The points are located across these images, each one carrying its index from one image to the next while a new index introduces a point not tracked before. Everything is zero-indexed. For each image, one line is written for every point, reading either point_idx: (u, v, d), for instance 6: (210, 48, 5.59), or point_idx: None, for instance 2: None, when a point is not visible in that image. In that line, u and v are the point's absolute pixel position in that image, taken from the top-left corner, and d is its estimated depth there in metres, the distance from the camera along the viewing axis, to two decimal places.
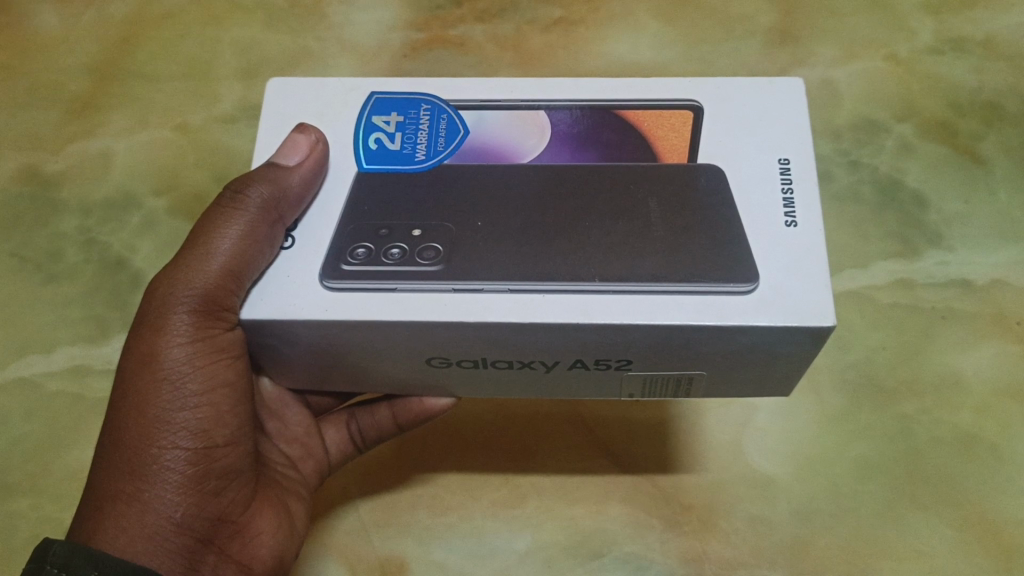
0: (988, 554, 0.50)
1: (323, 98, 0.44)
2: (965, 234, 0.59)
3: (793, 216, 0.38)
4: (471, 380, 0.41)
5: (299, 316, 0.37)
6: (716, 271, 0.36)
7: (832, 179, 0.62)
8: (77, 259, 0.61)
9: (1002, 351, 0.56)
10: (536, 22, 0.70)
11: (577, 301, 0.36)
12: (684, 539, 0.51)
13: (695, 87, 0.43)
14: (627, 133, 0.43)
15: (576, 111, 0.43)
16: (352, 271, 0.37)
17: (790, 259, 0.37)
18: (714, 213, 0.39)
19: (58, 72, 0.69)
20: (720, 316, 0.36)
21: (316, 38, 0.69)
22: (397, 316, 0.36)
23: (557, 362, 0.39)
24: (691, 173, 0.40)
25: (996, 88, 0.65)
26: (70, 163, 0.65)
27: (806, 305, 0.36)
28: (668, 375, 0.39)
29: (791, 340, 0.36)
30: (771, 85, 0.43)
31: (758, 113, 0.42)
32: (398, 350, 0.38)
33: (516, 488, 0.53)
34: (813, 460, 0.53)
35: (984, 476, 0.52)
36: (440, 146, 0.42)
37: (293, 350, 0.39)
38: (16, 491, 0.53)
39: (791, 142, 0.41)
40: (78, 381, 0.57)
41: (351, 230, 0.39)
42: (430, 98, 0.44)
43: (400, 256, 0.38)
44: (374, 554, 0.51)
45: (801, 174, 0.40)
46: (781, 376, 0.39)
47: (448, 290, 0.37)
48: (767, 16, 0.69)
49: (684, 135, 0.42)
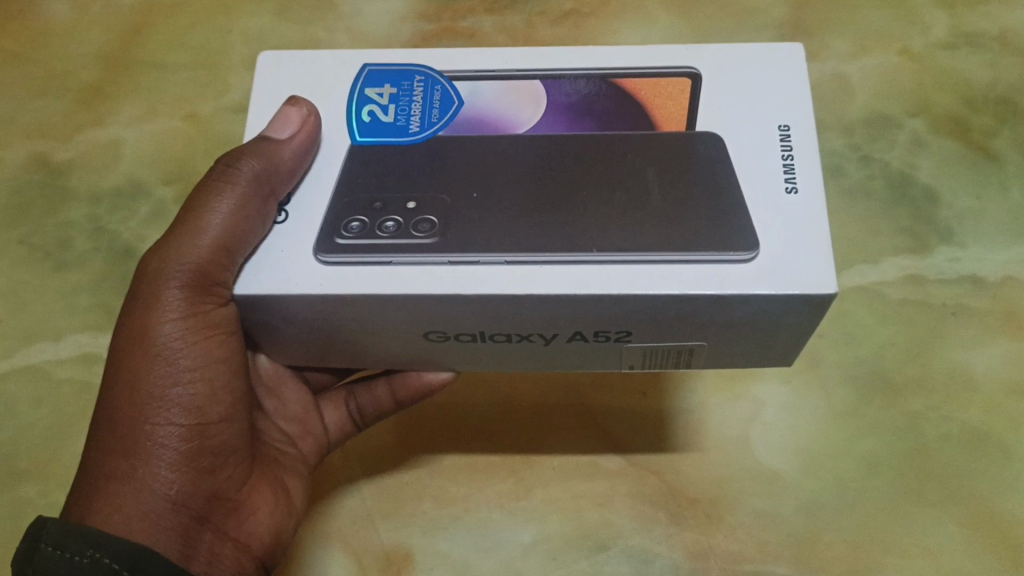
0: (995, 552, 0.49)
1: (320, 73, 0.43)
2: (977, 231, 0.59)
3: (793, 182, 0.38)
4: (470, 354, 0.41)
5: (295, 289, 0.37)
6: (715, 239, 0.36)
7: (843, 174, 0.62)
8: (87, 247, 0.61)
9: (1012, 349, 0.55)
10: (547, 13, 0.69)
11: (577, 272, 0.36)
12: (690, 532, 0.51)
13: (693, 52, 0.42)
14: (624, 102, 0.43)
15: (579, 82, 0.43)
16: (345, 245, 0.37)
17: (790, 228, 0.37)
18: (712, 184, 0.39)
19: (69, 60, 0.69)
20: (718, 286, 0.35)
21: (326, 29, 0.69)
22: (394, 288, 0.36)
23: (555, 335, 0.39)
24: (690, 142, 0.40)
25: (1010, 83, 0.65)
26: (80, 151, 0.65)
27: (806, 273, 0.35)
28: (668, 347, 0.39)
29: (791, 308, 0.36)
30: (771, 49, 0.42)
31: (757, 76, 0.41)
32: (396, 323, 0.38)
33: (522, 480, 0.52)
34: (820, 455, 0.52)
35: (994, 474, 0.52)
36: (434, 118, 0.42)
37: (290, 328, 0.39)
38: (26, 477, 0.53)
39: (791, 106, 0.40)
40: (87, 368, 0.57)
41: (344, 205, 0.39)
42: (424, 69, 0.43)
43: (395, 229, 0.38)
44: (381, 545, 0.51)
45: (802, 141, 0.39)
46: (782, 346, 0.39)
47: (445, 263, 0.37)
48: (779, 9, 0.69)
49: (682, 104, 0.42)
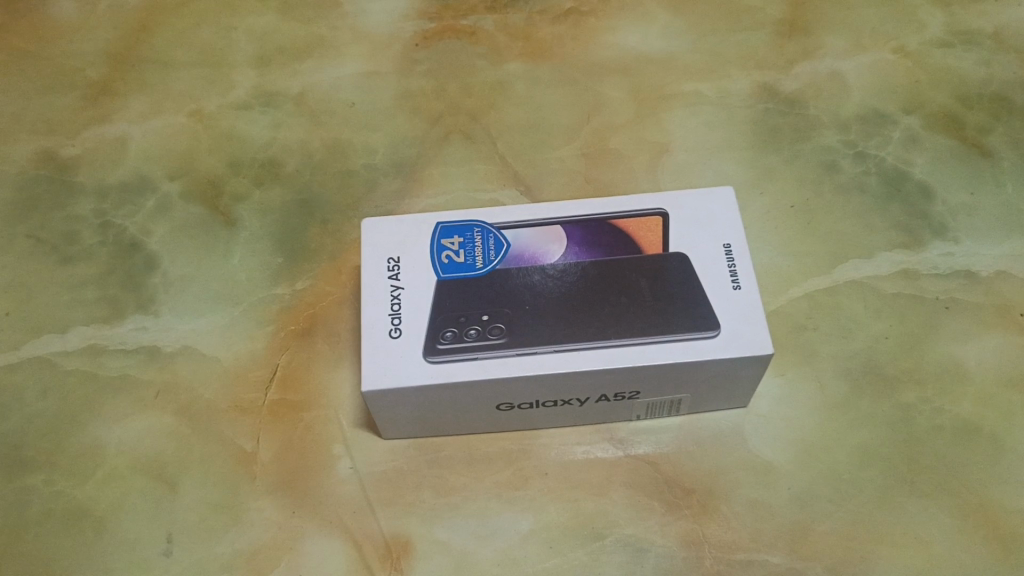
0: (985, 541, 0.50)
1: (402, 229, 0.52)
2: (971, 226, 0.60)
3: (737, 279, 0.50)
4: (527, 417, 0.53)
5: (412, 383, 0.48)
6: (689, 324, 0.49)
7: (838, 170, 0.62)
8: (93, 240, 0.62)
9: (1004, 342, 0.56)
10: (547, 12, 0.70)
11: (599, 352, 0.49)
12: (685, 522, 0.51)
13: (660, 198, 0.53)
14: (619, 239, 0.53)
15: (581, 225, 0.53)
16: (447, 348, 0.49)
17: (739, 312, 0.49)
18: (684, 287, 0.51)
19: (76, 58, 0.70)
20: (696, 354, 0.48)
21: (329, 27, 0.70)
22: (483, 375, 0.48)
23: (587, 397, 0.51)
24: (667, 263, 0.51)
25: (1004, 81, 0.65)
26: (87, 147, 0.66)
27: (753, 339, 0.49)
28: (663, 400, 0.52)
29: (746, 364, 0.49)
30: (713, 193, 0.53)
31: (708, 212, 0.53)
32: (476, 398, 0.50)
33: (520, 470, 0.53)
34: (814, 447, 0.53)
35: (985, 465, 0.52)
36: (492, 256, 0.52)
37: (407, 401, 0.50)
38: (32, 467, 0.54)
39: (731, 230, 0.52)
40: (93, 360, 0.57)
41: (439, 316, 0.50)
42: (481, 222, 0.53)
43: (455, 337, 0.49)
44: (380, 533, 0.52)
45: (742, 254, 0.51)
46: (744, 392, 0.52)
47: (514, 354, 0.49)
48: (776, 8, 0.69)
49: (659, 236, 0.52)
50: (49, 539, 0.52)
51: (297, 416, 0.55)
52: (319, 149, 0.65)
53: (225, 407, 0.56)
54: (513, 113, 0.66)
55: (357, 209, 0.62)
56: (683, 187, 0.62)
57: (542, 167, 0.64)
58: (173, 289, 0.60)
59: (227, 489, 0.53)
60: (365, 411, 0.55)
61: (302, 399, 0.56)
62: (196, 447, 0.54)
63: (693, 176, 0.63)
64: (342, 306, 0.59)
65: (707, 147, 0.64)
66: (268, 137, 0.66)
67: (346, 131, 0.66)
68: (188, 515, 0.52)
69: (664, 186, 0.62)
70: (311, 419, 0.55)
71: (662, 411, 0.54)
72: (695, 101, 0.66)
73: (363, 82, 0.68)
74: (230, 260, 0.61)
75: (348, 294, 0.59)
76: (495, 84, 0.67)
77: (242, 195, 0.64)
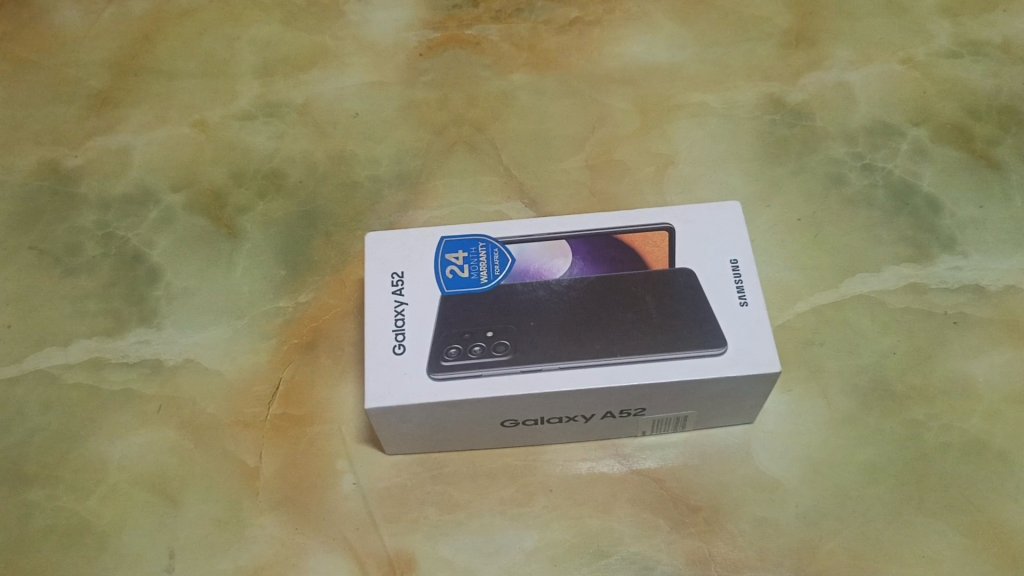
0: (995, 560, 0.50)
1: (406, 244, 0.52)
2: (979, 239, 0.59)
3: (744, 296, 0.50)
4: (532, 433, 0.52)
5: (415, 399, 0.48)
6: (696, 341, 0.48)
7: (846, 182, 0.62)
8: (96, 252, 0.62)
9: (1014, 357, 0.55)
10: (552, 21, 0.70)
11: (604, 368, 0.48)
12: (690, 540, 0.51)
13: (666, 212, 0.53)
14: (625, 254, 0.52)
15: (586, 239, 0.53)
16: (451, 365, 0.48)
17: (746, 329, 0.49)
18: (690, 302, 0.50)
19: (79, 67, 0.70)
20: (703, 371, 0.48)
21: (334, 37, 0.70)
22: (487, 392, 0.48)
23: (592, 414, 0.51)
24: (673, 279, 0.51)
25: (1013, 93, 0.65)
26: (90, 157, 0.66)
27: (761, 356, 0.48)
28: (668, 417, 0.52)
29: (753, 382, 0.49)
30: (719, 207, 0.53)
31: (714, 227, 0.52)
32: (480, 415, 0.50)
33: (524, 487, 0.53)
34: (821, 464, 0.53)
35: (994, 483, 0.52)
36: (497, 271, 0.52)
37: (411, 418, 0.49)
38: (35, 481, 0.54)
39: (738, 245, 0.52)
40: (96, 373, 0.57)
41: (443, 332, 0.50)
42: (486, 237, 0.53)
43: (459, 354, 0.49)
44: (384, 550, 0.51)
45: (749, 269, 0.51)
46: (750, 408, 0.52)
47: (518, 371, 0.48)
48: (783, 17, 0.69)
49: (665, 251, 0.52)
50: (52, 555, 0.52)
51: (300, 431, 0.55)
52: (323, 160, 0.65)
53: (228, 421, 0.55)
54: (517, 123, 0.66)
55: (361, 220, 0.62)
56: (689, 199, 0.62)
57: (547, 179, 0.63)
58: (176, 302, 0.60)
59: (230, 505, 0.53)
60: (369, 425, 0.55)
61: (304, 414, 0.55)
62: (198, 462, 0.54)
63: (699, 188, 0.62)
64: (345, 319, 0.58)
65: (713, 159, 0.63)
66: (271, 147, 0.66)
67: (350, 142, 0.66)
68: (190, 531, 0.52)
69: (669, 199, 0.62)
70: (314, 434, 0.55)
71: (667, 427, 0.53)
72: (700, 112, 0.65)
73: (367, 93, 0.67)
74: (234, 273, 0.61)
75: (351, 307, 0.59)
76: (500, 95, 0.67)
77: (246, 207, 0.63)
